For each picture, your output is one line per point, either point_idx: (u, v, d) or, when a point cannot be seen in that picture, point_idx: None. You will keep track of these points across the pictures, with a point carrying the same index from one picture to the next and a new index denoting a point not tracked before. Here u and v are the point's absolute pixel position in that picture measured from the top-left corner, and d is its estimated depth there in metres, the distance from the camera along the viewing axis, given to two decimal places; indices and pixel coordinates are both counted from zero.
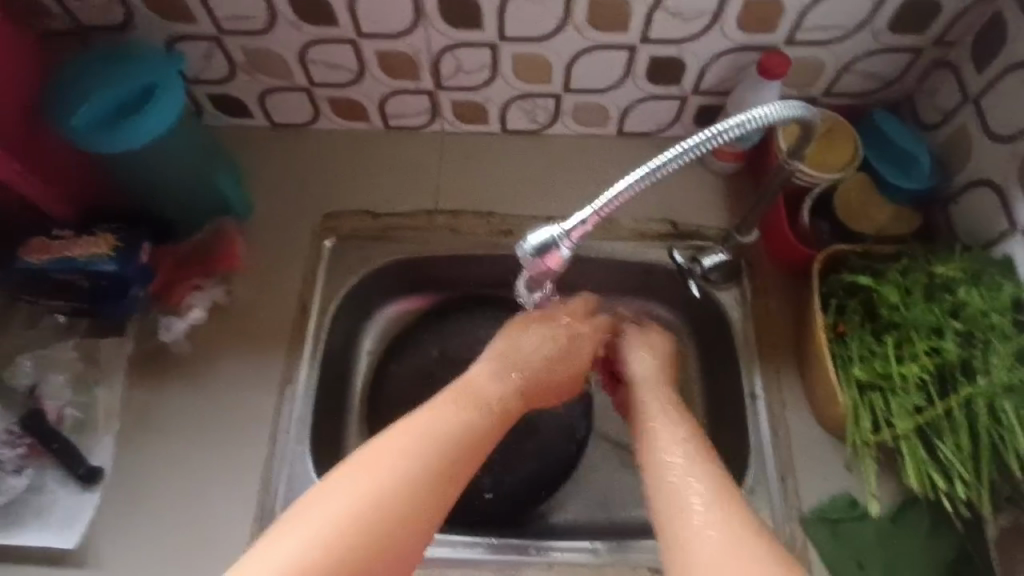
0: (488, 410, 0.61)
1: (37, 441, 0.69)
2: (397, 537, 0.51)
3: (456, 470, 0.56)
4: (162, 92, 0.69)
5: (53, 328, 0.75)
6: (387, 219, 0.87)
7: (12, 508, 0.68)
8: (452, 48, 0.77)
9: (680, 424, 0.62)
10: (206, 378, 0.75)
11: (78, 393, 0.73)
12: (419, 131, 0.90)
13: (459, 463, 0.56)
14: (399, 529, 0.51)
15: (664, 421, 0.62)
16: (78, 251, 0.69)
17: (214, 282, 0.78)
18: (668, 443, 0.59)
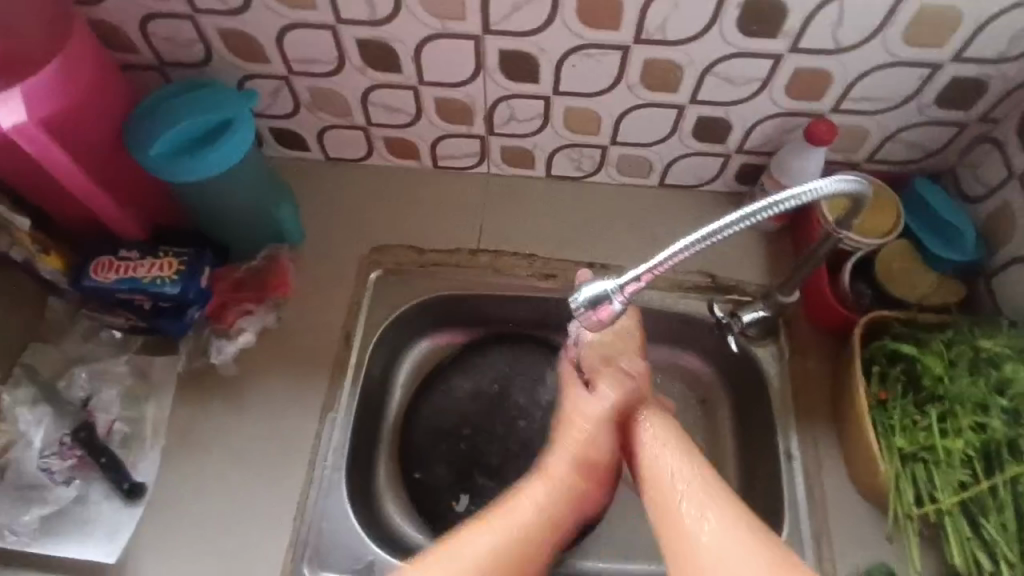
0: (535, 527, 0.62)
1: (86, 454, 0.71)
2: None
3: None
4: (229, 133, 0.72)
5: (109, 342, 0.78)
6: (432, 255, 0.89)
7: (58, 518, 0.70)
8: (507, 98, 0.80)
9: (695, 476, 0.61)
10: (251, 402, 0.77)
11: (127, 408, 0.75)
12: (467, 171, 0.94)
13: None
14: None
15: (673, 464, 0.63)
16: (144, 273, 0.73)
17: (264, 307, 0.81)
18: (682, 495, 0.60)
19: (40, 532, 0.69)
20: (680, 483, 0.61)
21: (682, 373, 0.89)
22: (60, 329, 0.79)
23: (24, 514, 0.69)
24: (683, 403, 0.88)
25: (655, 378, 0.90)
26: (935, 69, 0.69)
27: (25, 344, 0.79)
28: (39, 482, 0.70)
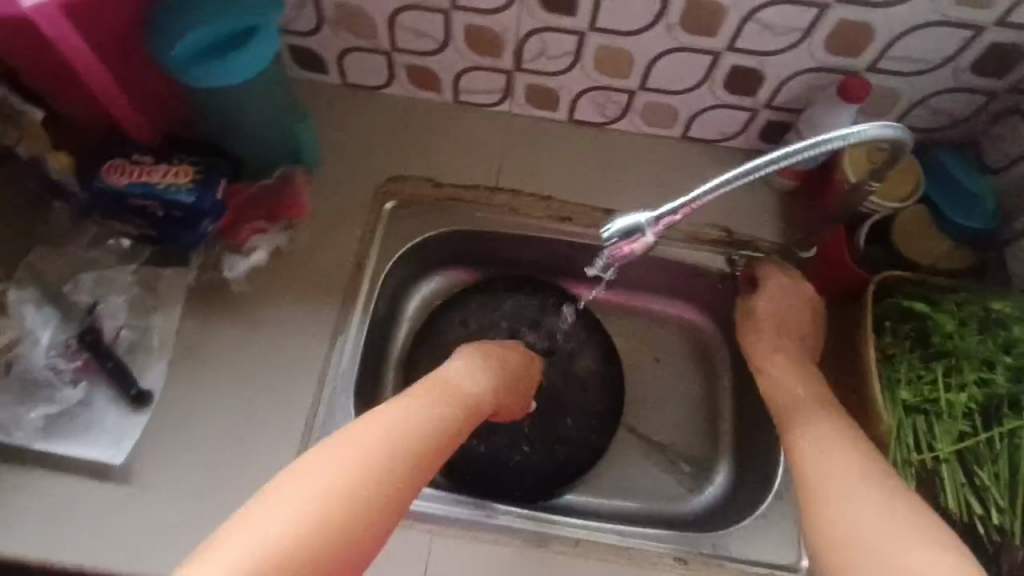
0: (417, 436, 0.56)
1: (92, 357, 0.71)
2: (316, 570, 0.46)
3: (372, 499, 0.50)
4: (253, 43, 0.70)
5: (116, 251, 0.76)
6: (449, 190, 0.88)
7: (63, 418, 0.69)
8: (541, 30, 0.79)
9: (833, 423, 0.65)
10: (260, 319, 0.76)
11: (135, 317, 0.74)
12: (488, 109, 0.92)
13: (368, 498, 0.50)
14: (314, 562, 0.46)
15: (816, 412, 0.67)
16: (159, 178, 0.71)
17: (279, 228, 0.79)
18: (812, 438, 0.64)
19: (44, 430, 0.68)
20: (817, 422, 0.66)
21: (686, 326, 0.92)
22: (61, 234, 0.77)
23: (29, 410, 0.68)
24: (685, 356, 0.91)
25: (659, 329, 0.92)
26: (976, 32, 0.69)
27: (23, 248, 0.76)
28: (45, 380, 0.69)
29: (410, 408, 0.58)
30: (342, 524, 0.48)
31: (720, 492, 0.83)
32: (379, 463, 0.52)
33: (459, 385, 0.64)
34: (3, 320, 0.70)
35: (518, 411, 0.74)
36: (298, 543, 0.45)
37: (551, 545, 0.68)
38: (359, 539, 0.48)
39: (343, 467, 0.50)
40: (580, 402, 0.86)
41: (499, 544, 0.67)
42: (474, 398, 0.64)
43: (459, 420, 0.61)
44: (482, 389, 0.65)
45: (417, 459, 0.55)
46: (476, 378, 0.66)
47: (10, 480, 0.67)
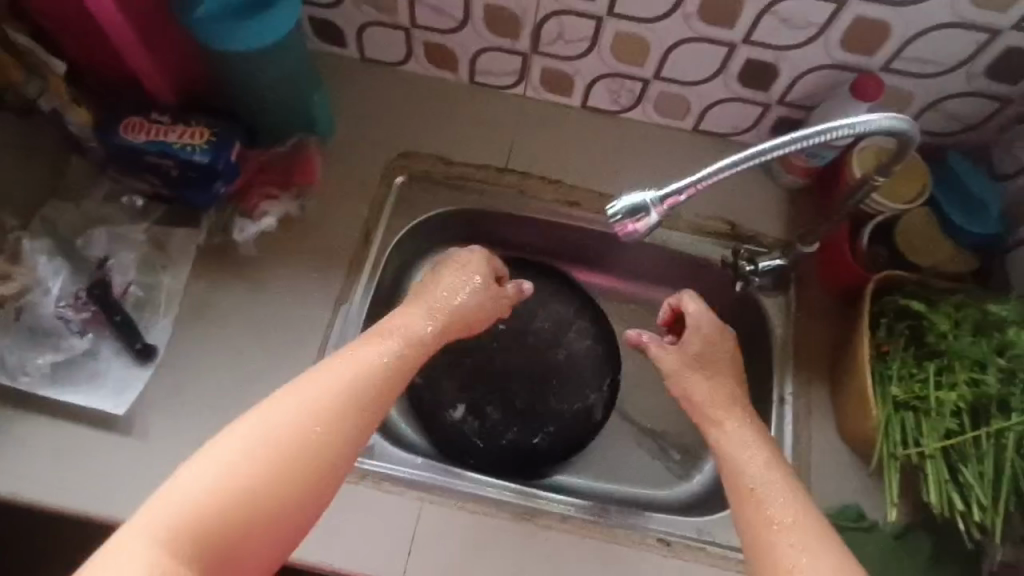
0: (375, 377, 0.57)
1: (100, 309, 0.72)
2: (270, 506, 0.49)
3: (330, 441, 0.52)
4: (273, 11, 0.70)
5: (129, 209, 0.78)
6: (459, 167, 0.89)
7: (69, 366, 0.70)
8: (560, 13, 0.79)
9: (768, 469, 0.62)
10: (266, 282, 0.77)
11: (144, 274, 0.76)
12: (503, 91, 0.92)
13: (325, 440, 0.52)
14: (269, 498, 0.49)
15: (749, 454, 0.64)
16: (175, 137, 0.72)
17: (289, 196, 0.80)
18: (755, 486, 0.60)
19: (50, 377, 0.69)
20: (756, 470, 0.62)
21: None
22: (78, 189, 0.79)
23: (37, 356, 0.69)
24: None
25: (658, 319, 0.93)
26: (992, 36, 0.70)
27: (42, 203, 0.78)
28: (55, 328, 0.70)
29: (341, 359, 0.58)
30: (299, 464, 0.50)
31: (709, 480, 0.84)
32: (307, 411, 0.52)
33: (400, 326, 0.64)
34: (15, 267, 0.71)
35: (486, 320, 0.72)
36: (230, 490, 0.47)
37: (538, 518, 0.69)
38: (315, 476, 0.51)
39: (300, 408, 0.52)
40: (575, 385, 0.88)
41: (485, 515, 0.68)
42: (415, 336, 0.63)
43: (399, 359, 0.60)
44: (420, 323, 0.65)
45: (348, 404, 0.55)
46: (414, 310, 0.66)
47: (14, 423, 0.68)
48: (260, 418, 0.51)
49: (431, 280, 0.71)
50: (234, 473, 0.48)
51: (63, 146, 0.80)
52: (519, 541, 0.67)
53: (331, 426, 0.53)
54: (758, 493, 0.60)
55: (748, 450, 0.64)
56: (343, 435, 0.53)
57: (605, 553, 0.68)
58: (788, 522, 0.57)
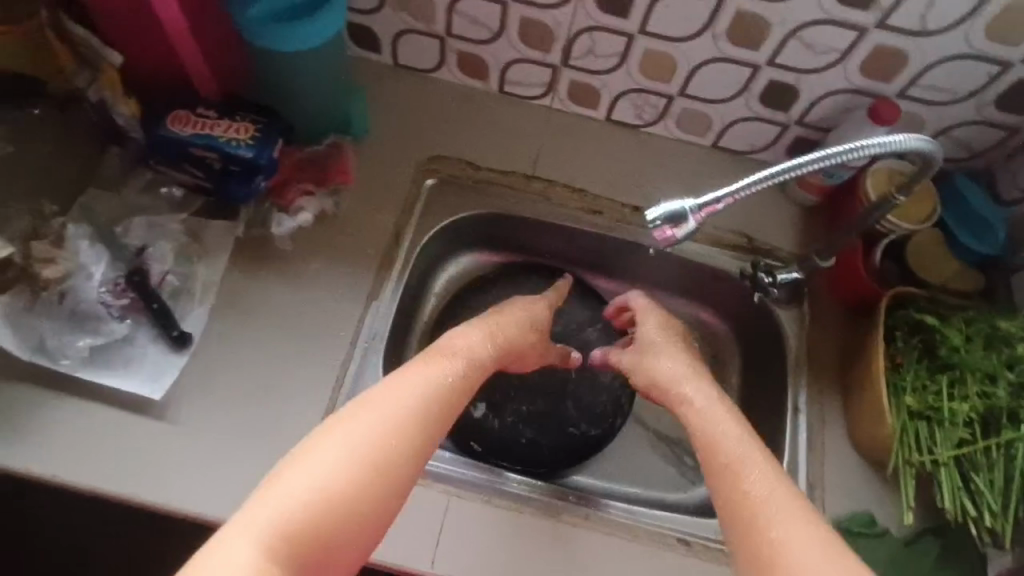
0: (446, 392, 0.63)
1: (138, 297, 0.73)
2: (359, 512, 0.53)
3: (410, 450, 0.57)
4: (322, 16, 0.73)
5: (168, 200, 0.80)
6: (487, 173, 0.91)
7: (106, 350, 0.71)
8: (592, 29, 0.83)
9: (741, 437, 0.65)
10: (300, 276, 0.79)
11: (180, 263, 0.77)
12: (530, 102, 0.95)
13: (407, 450, 0.57)
14: (358, 505, 0.53)
15: (719, 422, 0.67)
16: (221, 132, 0.74)
17: (324, 192, 0.82)
18: (729, 454, 0.63)
19: (87, 360, 0.71)
20: (732, 440, 0.65)
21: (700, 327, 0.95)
22: (117, 179, 0.80)
23: (77, 339, 0.71)
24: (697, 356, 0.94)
25: None
26: (1003, 68, 0.74)
27: (81, 191, 0.80)
28: (95, 312, 0.72)
29: (412, 378, 0.62)
30: (383, 471, 0.55)
31: None
32: (384, 430, 0.56)
33: (462, 347, 0.68)
34: (58, 251, 0.73)
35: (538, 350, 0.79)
36: (327, 494, 0.51)
37: (562, 515, 0.71)
38: (394, 484, 0.55)
39: (381, 419, 0.57)
40: (592, 387, 0.90)
41: (512, 510, 0.70)
42: (478, 357, 0.69)
43: (463, 380, 0.65)
44: (483, 348, 0.70)
45: (422, 426, 0.59)
46: (474, 333, 0.71)
47: (49, 404, 0.69)
48: (343, 436, 0.55)
49: (488, 304, 0.78)
50: (327, 479, 0.52)
51: (103, 137, 0.82)
52: (546, 536, 0.69)
53: (403, 445, 0.56)
54: (734, 461, 0.63)
55: (720, 422, 0.67)
56: (412, 453, 0.57)
57: (628, 551, 0.70)
58: (765, 495, 0.59)
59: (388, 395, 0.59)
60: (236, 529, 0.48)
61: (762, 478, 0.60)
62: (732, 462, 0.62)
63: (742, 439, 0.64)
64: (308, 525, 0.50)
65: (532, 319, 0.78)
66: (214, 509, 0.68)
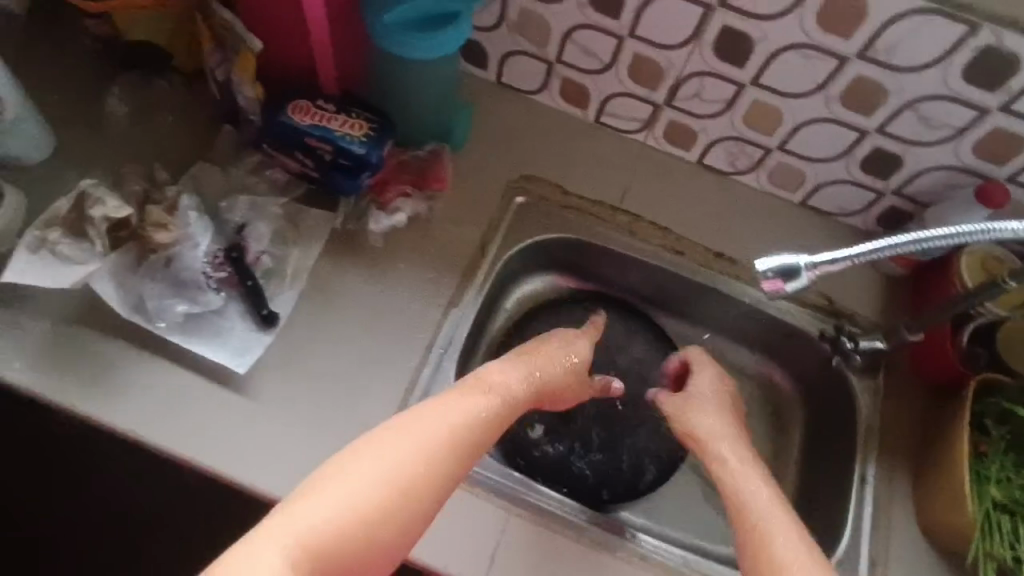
0: (475, 427, 0.63)
1: (235, 272, 0.76)
2: (379, 534, 0.53)
3: (436, 480, 0.58)
4: (450, 29, 0.76)
5: (272, 183, 0.83)
6: (576, 199, 0.92)
7: (198, 319, 0.74)
8: (703, 74, 0.84)
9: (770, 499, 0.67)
10: (387, 275, 0.80)
11: (276, 245, 0.80)
12: (625, 135, 0.96)
13: (432, 480, 0.57)
14: (378, 528, 0.53)
15: (752, 481, 0.70)
16: (337, 126, 0.77)
17: (420, 196, 0.84)
18: (758, 512, 0.66)
19: (180, 326, 0.73)
20: (757, 499, 0.67)
21: (766, 381, 0.94)
22: (228, 158, 0.85)
23: (175, 304, 0.73)
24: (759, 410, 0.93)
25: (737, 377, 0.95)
26: None
27: (193, 163, 0.84)
28: (195, 281, 0.74)
29: (445, 408, 0.62)
30: (407, 498, 0.55)
31: None
32: (416, 457, 0.57)
33: (502, 386, 0.69)
34: (167, 217, 0.74)
35: (570, 393, 0.79)
36: (350, 515, 0.52)
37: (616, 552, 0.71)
38: (417, 511, 0.56)
39: (411, 445, 0.58)
40: (650, 426, 0.90)
41: (567, 539, 0.70)
42: (512, 394, 0.69)
43: (494, 416, 0.65)
44: (519, 390, 0.70)
45: (450, 456, 0.59)
46: (515, 372, 0.71)
47: (137, 362, 0.72)
48: (372, 458, 0.56)
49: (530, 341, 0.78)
50: (353, 500, 0.53)
51: (220, 115, 0.86)
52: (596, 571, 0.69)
53: (433, 475, 0.58)
54: (759, 519, 0.65)
55: (751, 480, 0.70)
56: (439, 482, 0.58)
57: None
58: (792, 555, 0.61)
59: (421, 422, 0.60)
60: (261, 540, 0.49)
61: (788, 537, 0.63)
62: (757, 519, 0.65)
63: (772, 503, 0.67)
64: (331, 543, 0.51)
65: (575, 370, 0.78)
66: (278, 488, 0.69)
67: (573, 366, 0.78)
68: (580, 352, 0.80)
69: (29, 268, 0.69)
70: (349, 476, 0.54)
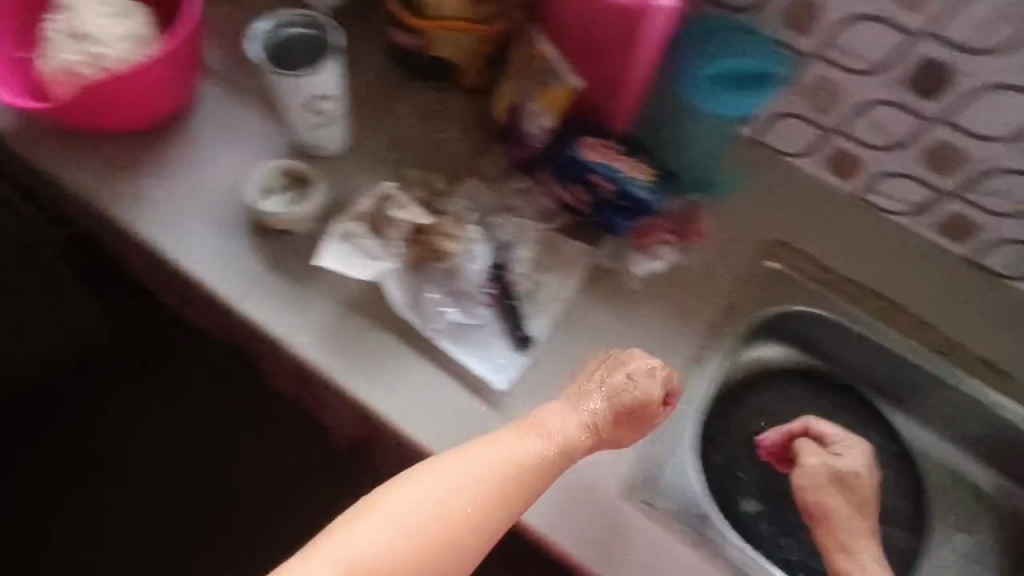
0: (507, 472, 0.61)
1: (500, 292, 0.79)
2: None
3: (469, 530, 0.57)
4: (759, 89, 0.75)
5: (536, 208, 0.86)
6: (834, 274, 0.89)
7: (463, 329, 0.78)
8: (1015, 173, 0.78)
9: None
10: (641, 320, 0.81)
11: (536, 270, 0.83)
12: (888, 215, 0.90)
13: (466, 529, 0.57)
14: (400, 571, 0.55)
15: None
16: (625, 167, 0.78)
17: (678, 245, 0.84)
18: None
19: (449, 333, 0.77)
20: None
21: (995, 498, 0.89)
22: (492, 176, 0.88)
23: (448, 312, 0.78)
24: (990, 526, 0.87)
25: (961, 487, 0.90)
26: None
27: (461, 175, 0.89)
28: (469, 296, 0.78)
29: (483, 450, 0.62)
30: (438, 549, 0.56)
31: None
32: (445, 500, 0.58)
33: (546, 432, 0.65)
34: (459, 233, 0.79)
35: (626, 441, 0.70)
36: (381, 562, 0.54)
37: None
38: (447, 555, 0.56)
39: (445, 488, 0.58)
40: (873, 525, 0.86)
41: None
42: (562, 443, 0.65)
43: (529, 461, 0.63)
44: (548, 432, 0.65)
45: (480, 505, 0.59)
46: (565, 420, 0.66)
47: (397, 354, 0.78)
48: (400, 498, 0.57)
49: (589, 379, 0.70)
50: (388, 545, 0.55)
51: (490, 134, 0.91)
52: None
53: (433, 532, 0.56)
54: None
55: None
56: (468, 542, 0.57)
57: None
58: None
59: (450, 464, 0.60)
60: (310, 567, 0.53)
61: None
62: None
63: None
64: None
65: (621, 407, 0.68)
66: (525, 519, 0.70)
67: (630, 409, 0.69)
68: (645, 387, 0.69)
69: (341, 254, 0.76)
70: (344, 544, 0.54)
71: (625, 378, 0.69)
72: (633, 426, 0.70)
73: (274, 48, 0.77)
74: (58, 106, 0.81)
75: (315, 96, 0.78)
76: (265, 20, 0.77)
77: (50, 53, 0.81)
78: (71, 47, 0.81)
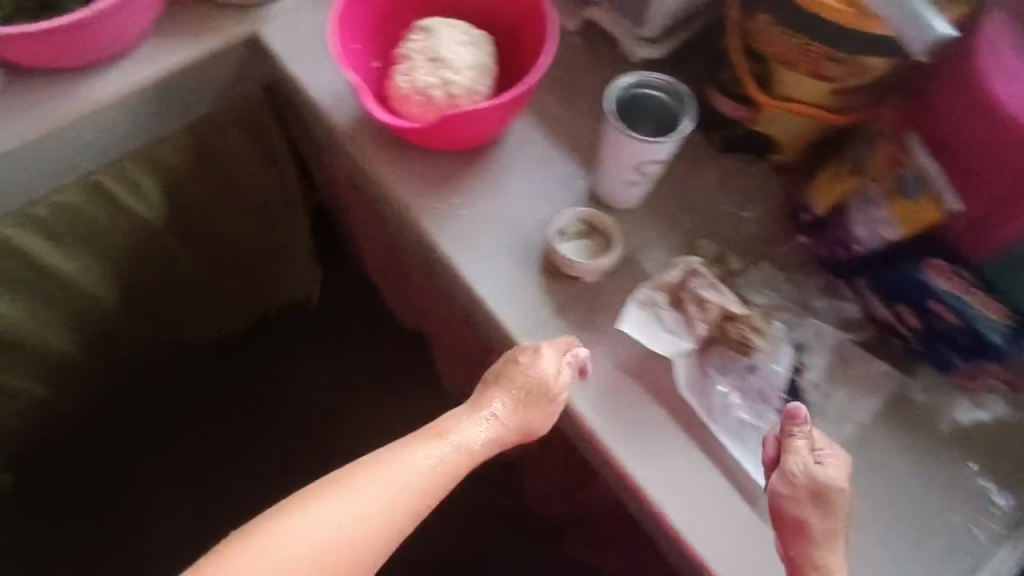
0: (423, 479, 0.67)
1: (793, 400, 0.78)
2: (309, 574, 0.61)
3: (372, 532, 0.63)
4: None
5: (844, 318, 0.82)
6: None
7: (750, 428, 0.77)
8: None
9: None
10: (948, 470, 0.76)
11: (832, 384, 0.79)
12: None
13: (366, 528, 0.63)
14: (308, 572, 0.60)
15: None
16: (981, 306, 0.71)
17: (1010, 395, 0.77)
18: None
19: (735, 430, 0.77)
20: None
21: None
22: (791, 267, 0.85)
23: (739, 408, 0.78)
24: None
25: None
26: None
27: (755, 257, 0.85)
28: (761, 395, 0.78)
29: (404, 456, 0.68)
30: (339, 547, 0.61)
31: None
32: (373, 502, 0.64)
33: (460, 443, 0.71)
34: (760, 331, 0.79)
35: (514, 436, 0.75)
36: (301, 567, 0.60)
37: None
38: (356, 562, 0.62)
39: (372, 495, 0.64)
40: None
41: None
42: (476, 448, 0.72)
43: (451, 470, 0.70)
44: (481, 446, 0.72)
45: (401, 510, 0.66)
46: (486, 427, 0.73)
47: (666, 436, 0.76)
48: (335, 497, 0.64)
49: (507, 375, 0.75)
50: (312, 550, 0.61)
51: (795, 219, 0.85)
52: None
53: (374, 523, 0.64)
54: None
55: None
56: (386, 543, 0.65)
57: None
58: None
59: (381, 473, 0.66)
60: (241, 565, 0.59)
61: None
62: None
63: None
64: None
65: (536, 404, 0.74)
66: None
67: (546, 407, 0.75)
68: (557, 381, 0.74)
69: (639, 322, 0.80)
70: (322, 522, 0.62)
71: (559, 378, 0.75)
72: (514, 422, 0.74)
73: (621, 103, 0.79)
74: (418, 126, 0.86)
75: (646, 160, 0.79)
76: (625, 75, 0.78)
77: (405, 71, 0.87)
78: (425, 69, 0.86)
